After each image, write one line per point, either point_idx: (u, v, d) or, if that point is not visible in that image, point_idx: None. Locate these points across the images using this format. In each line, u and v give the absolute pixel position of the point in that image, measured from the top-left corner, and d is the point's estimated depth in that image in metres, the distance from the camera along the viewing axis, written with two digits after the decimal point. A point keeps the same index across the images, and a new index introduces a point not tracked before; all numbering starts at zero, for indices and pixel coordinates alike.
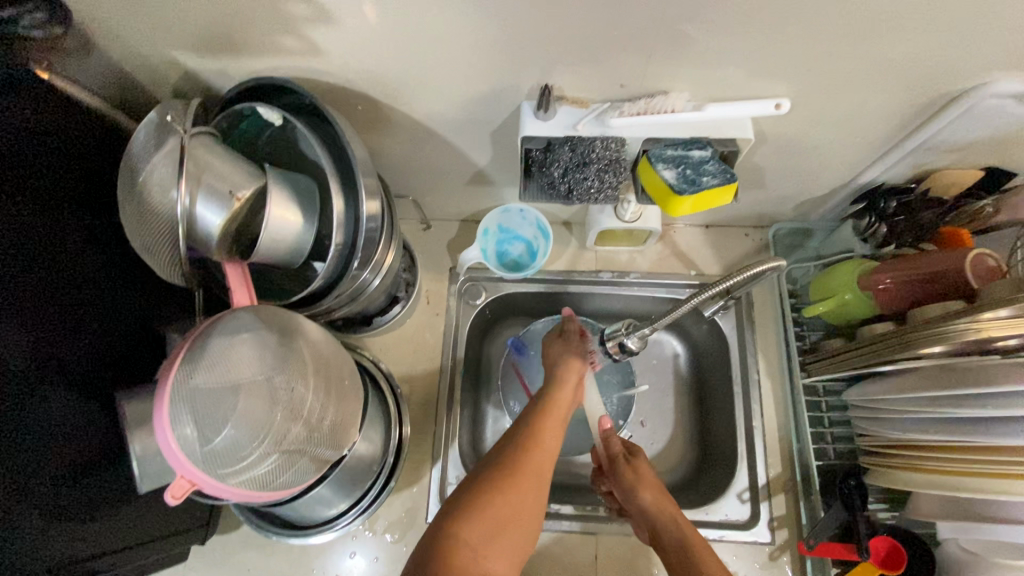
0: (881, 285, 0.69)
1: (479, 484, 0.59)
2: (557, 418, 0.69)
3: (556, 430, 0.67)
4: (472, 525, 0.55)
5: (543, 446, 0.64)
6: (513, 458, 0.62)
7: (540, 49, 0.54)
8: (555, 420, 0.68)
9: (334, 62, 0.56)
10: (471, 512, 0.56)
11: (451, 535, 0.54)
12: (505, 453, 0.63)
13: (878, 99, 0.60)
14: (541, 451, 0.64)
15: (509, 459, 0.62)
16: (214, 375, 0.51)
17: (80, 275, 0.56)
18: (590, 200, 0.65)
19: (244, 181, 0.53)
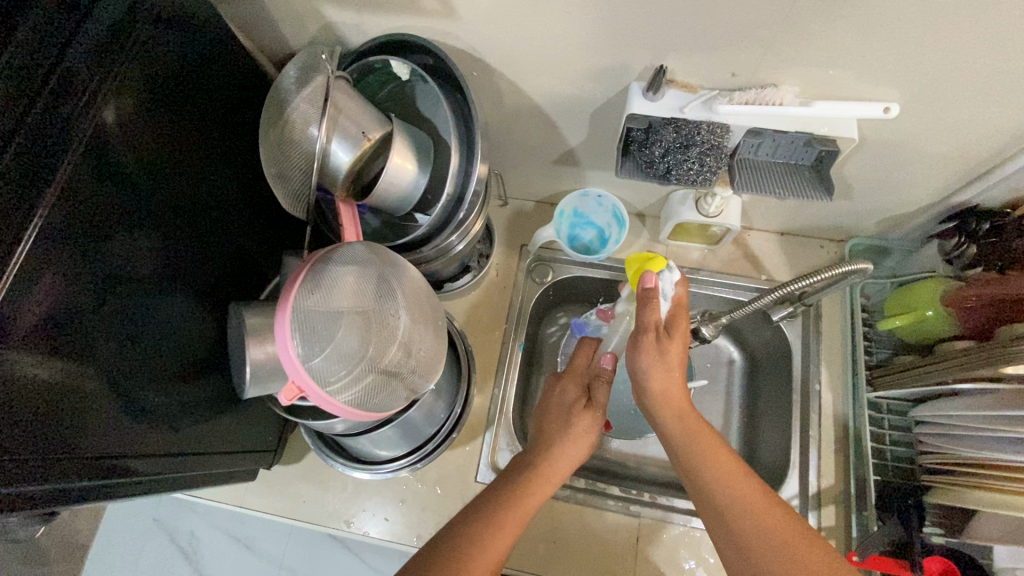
0: (967, 305, 0.68)
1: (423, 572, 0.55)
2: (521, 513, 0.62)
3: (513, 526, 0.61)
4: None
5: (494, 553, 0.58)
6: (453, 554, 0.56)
7: (660, 33, 0.56)
8: (526, 502, 0.63)
9: (464, 27, 0.60)
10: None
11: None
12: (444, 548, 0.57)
13: (987, 116, 0.60)
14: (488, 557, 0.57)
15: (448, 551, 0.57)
16: (323, 299, 0.55)
17: (206, 197, 0.61)
18: (687, 180, 0.67)
19: (373, 125, 0.57)
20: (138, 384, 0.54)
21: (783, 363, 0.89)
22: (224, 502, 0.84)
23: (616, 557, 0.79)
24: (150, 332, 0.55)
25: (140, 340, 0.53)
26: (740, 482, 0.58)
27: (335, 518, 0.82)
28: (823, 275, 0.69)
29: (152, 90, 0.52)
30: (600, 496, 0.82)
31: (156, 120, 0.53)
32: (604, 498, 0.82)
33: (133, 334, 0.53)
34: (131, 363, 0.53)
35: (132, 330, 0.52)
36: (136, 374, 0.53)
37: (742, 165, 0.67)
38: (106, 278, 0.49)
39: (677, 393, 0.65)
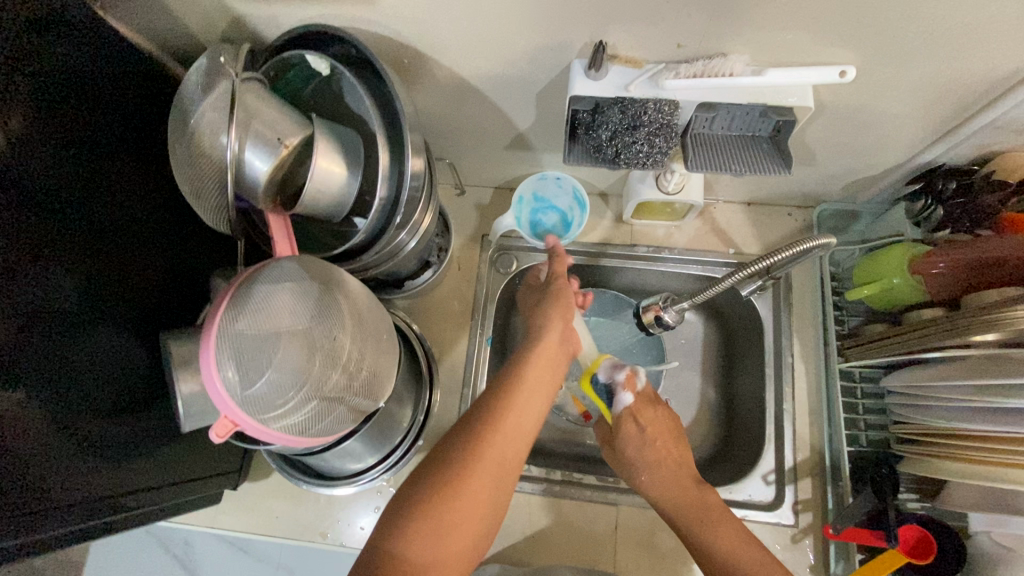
0: (935, 269, 0.66)
1: (433, 483, 0.52)
2: (530, 385, 0.61)
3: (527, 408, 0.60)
4: (434, 509, 0.50)
5: (503, 441, 0.56)
6: (461, 452, 0.54)
7: (595, 6, 0.52)
8: (530, 392, 0.61)
9: (383, 12, 0.55)
10: (426, 499, 0.51)
11: (425, 509, 0.50)
12: (449, 446, 0.55)
13: (948, 72, 0.56)
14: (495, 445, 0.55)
15: (454, 450, 0.54)
16: (256, 322, 0.51)
17: (124, 218, 0.56)
18: (638, 164, 0.63)
19: (290, 129, 0.52)
20: (66, 427, 0.50)
21: (755, 337, 0.88)
22: (196, 524, 0.81)
23: (595, 546, 0.79)
24: (76, 368, 0.51)
25: (64, 383, 0.50)
26: (743, 555, 0.62)
27: (309, 531, 0.80)
28: (785, 253, 0.66)
29: (37, 108, 0.47)
30: (576, 486, 0.81)
31: (47, 140, 0.48)
32: (580, 488, 0.81)
33: (57, 376, 0.49)
34: (59, 408, 0.49)
35: (54, 373, 0.48)
36: (67, 418, 0.50)
37: (697, 141, 0.63)
38: (14, 320, 0.45)
39: (687, 480, 0.70)
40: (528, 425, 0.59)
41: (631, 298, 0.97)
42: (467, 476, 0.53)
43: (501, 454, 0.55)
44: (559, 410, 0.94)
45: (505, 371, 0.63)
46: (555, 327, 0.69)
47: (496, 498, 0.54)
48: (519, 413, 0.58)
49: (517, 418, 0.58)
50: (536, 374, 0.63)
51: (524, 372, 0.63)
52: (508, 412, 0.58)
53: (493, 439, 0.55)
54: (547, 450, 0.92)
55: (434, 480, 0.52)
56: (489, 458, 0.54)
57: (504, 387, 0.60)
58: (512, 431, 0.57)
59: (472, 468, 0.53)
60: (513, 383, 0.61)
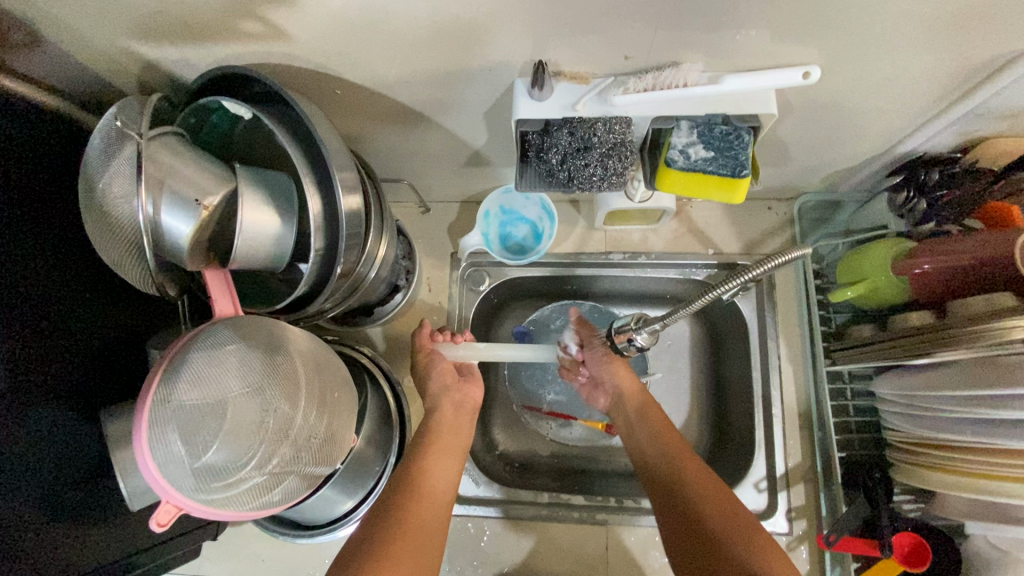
0: (919, 269, 0.62)
1: None
2: (442, 443, 0.68)
3: (443, 459, 0.66)
4: None
5: (429, 499, 0.61)
6: (389, 522, 0.56)
7: (530, 22, 0.47)
8: (442, 447, 0.68)
9: (302, 46, 0.51)
10: None
11: None
12: (384, 515, 0.57)
13: (920, 63, 0.52)
14: (423, 503, 0.60)
15: (385, 525, 0.56)
16: (196, 394, 0.48)
17: (47, 287, 0.52)
18: (592, 186, 0.60)
19: (212, 186, 0.48)
20: (22, 517, 0.47)
21: (740, 339, 0.84)
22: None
23: (588, 568, 0.77)
24: (22, 455, 0.48)
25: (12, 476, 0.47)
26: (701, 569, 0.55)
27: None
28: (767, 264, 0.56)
29: None
30: (564, 508, 0.79)
31: None
32: (568, 509, 0.79)
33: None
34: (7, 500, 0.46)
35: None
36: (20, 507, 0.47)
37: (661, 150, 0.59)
38: None
39: (663, 425, 0.70)
40: (445, 486, 0.64)
41: (611, 304, 0.93)
42: (401, 538, 0.55)
43: (430, 509, 0.60)
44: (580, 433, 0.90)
45: (420, 431, 0.71)
46: (441, 397, 0.75)
47: (434, 546, 0.56)
48: (428, 473, 0.63)
49: (436, 468, 0.65)
50: (446, 430, 0.70)
51: (437, 425, 0.70)
52: (423, 471, 0.64)
53: (423, 497, 0.60)
54: (535, 466, 0.89)
55: (370, 543, 0.53)
56: (421, 513, 0.59)
57: (420, 442, 0.68)
58: (435, 486, 0.62)
59: (407, 517, 0.57)
60: (425, 441, 0.68)
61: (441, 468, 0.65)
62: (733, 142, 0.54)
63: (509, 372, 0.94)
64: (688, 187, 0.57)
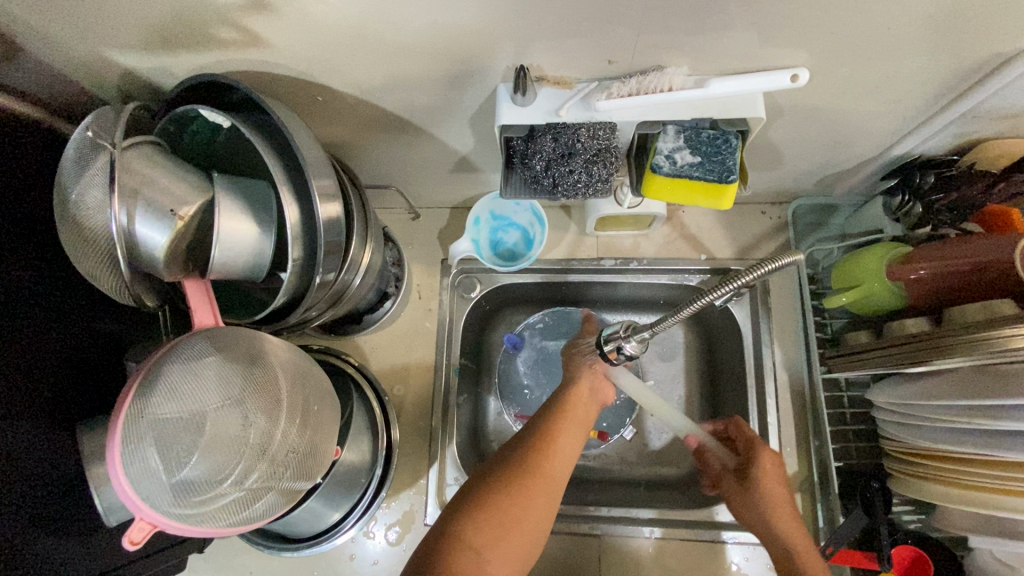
0: (915, 275, 0.61)
1: (473, 510, 0.58)
2: (579, 415, 0.68)
3: (576, 432, 0.66)
4: (469, 540, 0.55)
5: (556, 466, 0.62)
6: (516, 476, 0.60)
7: (511, 27, 0.46)
8: (577, 416, 0.67)
9: (280, 52, 0.50)
10: (467, 519, 0.57)
11: (451, 540, 0.55)
12: (515, 466, 0.61)
13: (913, 65, 0.50)
14: (553, 471, 0.61)
15: (513, 475, 0.60)
16: (173, 406, 0.47)
17: (18, 299, 0.50)
18: (577, 195, 0.59)
19: (188, 195, 0.48)
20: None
21: (735, 345, 0.83)
22: None
23: None
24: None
25: None
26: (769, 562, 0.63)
27: None
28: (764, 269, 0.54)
29: None
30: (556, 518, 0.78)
31: None
32: (561, 519, 0.77)
33: None
34: None
35: None
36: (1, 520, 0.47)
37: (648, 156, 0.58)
38: None
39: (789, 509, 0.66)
40: (566, 457, 0.64)
41: (605, 310, 0.92)
42: (523, 495, 0.59)
43: (541, 514, 0.59)
44: None
45: (553, 398, 0.70)
46: (585, 380, 0.71)
47: (547, 510, 0.60)
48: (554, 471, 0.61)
49: (566, 435, 0.65)
50: (580, 402, 0.69)
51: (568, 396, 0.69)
52: (555, 444, 0.64)
53: (550, 459, 0.62)
54: None
55: (466, 526, 0.56)
56: (546, 477, 0.61)
57: (557, 408, 0.68)
58: (562, 456, 0.63)
59: (531, 478, 0.60)
60: (558, 408, 0.67)
61: (567, 437, 0.65)
62: (722, 147, 0.53)
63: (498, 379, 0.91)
64: (675, 193, 0.55)
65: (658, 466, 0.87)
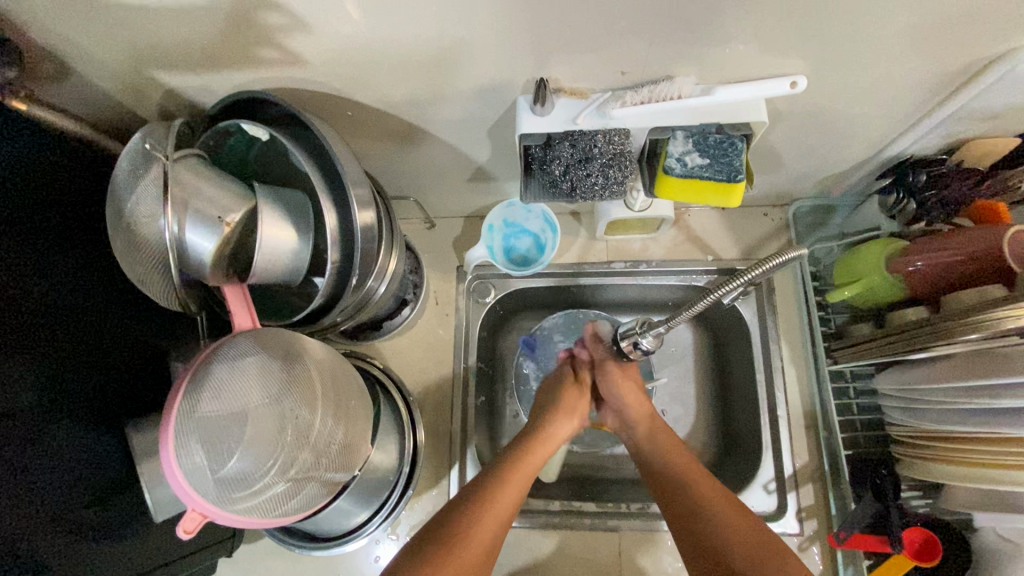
0: (912, 268, 0.64)
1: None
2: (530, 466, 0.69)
3: (525, 480, 0.67)
4: None
5: (487, 528, 0.60)
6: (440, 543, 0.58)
7: (532, 44, 0.50)
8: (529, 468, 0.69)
9: (316, 70, 0.54)
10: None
11: None
12: (440, 532, 0.59)
13: (902, 71, 0.55)
14: (483, 534, 0.60)
15: (436, 542, 0.58)
16: (219, 404, 0.50)
17: (72, 305, 0.53)
18: (594, 197, 0.63)
19: (232, 204, 0.51)
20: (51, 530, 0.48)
21: (742, 342, 0.86)
22: None
23: None
24: (55, 466, 0.49)
25: (45, 487, 0.48)
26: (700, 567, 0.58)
27: None
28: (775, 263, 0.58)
29: None
30: (576, 515, 0.79)
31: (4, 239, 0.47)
32: (580, 516, 0.79)
33: (34, 480, 0.47)
34: (40, 511, 0.48)
35: (32, 478, 0.47)
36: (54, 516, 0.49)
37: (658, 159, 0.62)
38: None
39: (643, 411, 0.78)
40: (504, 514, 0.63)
41: (615, 313, 0.95)
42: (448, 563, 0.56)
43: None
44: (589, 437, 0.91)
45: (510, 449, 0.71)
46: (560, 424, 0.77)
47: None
48: (493, 519, 0.61)
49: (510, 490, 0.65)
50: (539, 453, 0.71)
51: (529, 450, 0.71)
52: (498, 502, 0.63)
53: (481, 524, 0.60)
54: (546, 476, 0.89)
55: None
56: (477, 541, 0.59)
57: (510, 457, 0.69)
58: (498, 516, 0.62)
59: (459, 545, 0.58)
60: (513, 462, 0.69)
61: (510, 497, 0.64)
62: (728, 149, 0.57)
63: (515, 381, 0.93)
64: (687, 192, 0.59)
65: None
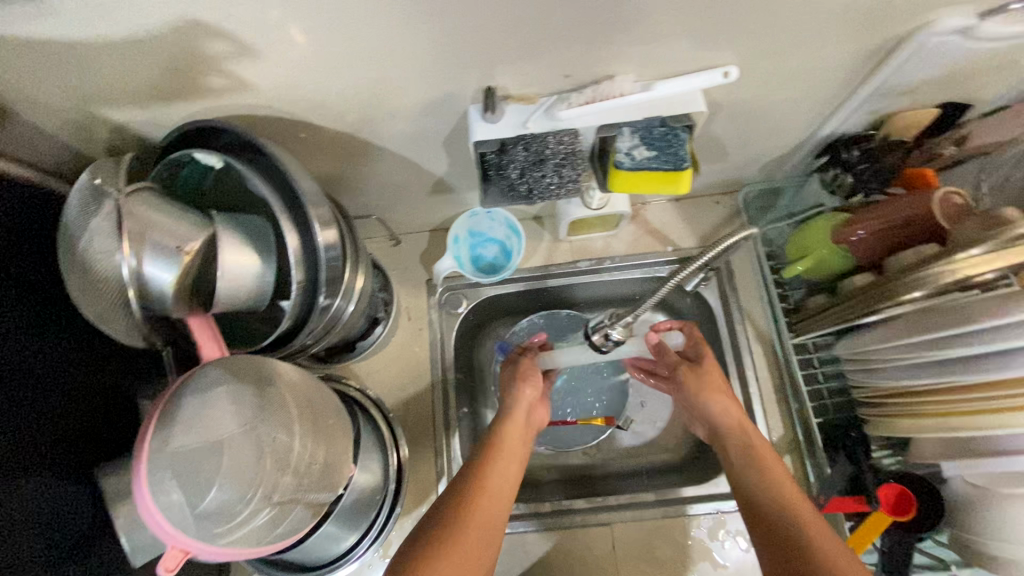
0: (854, 237, 0.68)
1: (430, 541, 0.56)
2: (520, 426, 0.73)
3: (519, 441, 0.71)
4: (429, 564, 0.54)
5: (495, 477, 0.65)
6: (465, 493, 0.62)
7: (477, 53, 0.52)
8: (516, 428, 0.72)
9: (265, 94, 0.55)
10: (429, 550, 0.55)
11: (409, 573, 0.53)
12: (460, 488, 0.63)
13: (824, 55, 0.59)
14: (493, 482, 0.64)
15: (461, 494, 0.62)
16: (194, 436, 0.50)
17: (26, 353, 0.51)
18: (551, 197, 0.66)
19: (190, 233, 0.50)
20: None
21: (710, 327, 0.89)
22: None
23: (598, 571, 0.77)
24: (15, 524, 0.47)
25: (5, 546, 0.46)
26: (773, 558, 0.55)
27: None
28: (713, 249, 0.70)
29: None
30: (568, 514, 0.80)
31: None
32: (572, 515, 0.79)
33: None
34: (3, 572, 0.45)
35: None
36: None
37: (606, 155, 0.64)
38: None
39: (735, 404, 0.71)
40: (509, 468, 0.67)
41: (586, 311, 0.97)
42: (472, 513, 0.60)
43: (485, 525, 0.59)
44: (578, 436, 0.91)
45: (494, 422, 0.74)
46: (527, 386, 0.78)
47: (490, 527, 0.60)
48: (497, 468, 0.66)
49: (509, 445, 0.70)
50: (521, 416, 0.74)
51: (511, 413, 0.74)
52: (496, 455, 0.68)
53: (488, 471, 0.65)
54: (535, 479, 0.90)
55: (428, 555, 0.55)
56: (489, 488, 0.63)
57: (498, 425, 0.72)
58: (506, 464, 0.67)
59: (479, 491, 0.62)
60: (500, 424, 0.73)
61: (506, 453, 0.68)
62: (672, 141, 0.59)
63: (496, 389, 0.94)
64: (638, 184, 0.62)
65: (653, 454, 0.91)
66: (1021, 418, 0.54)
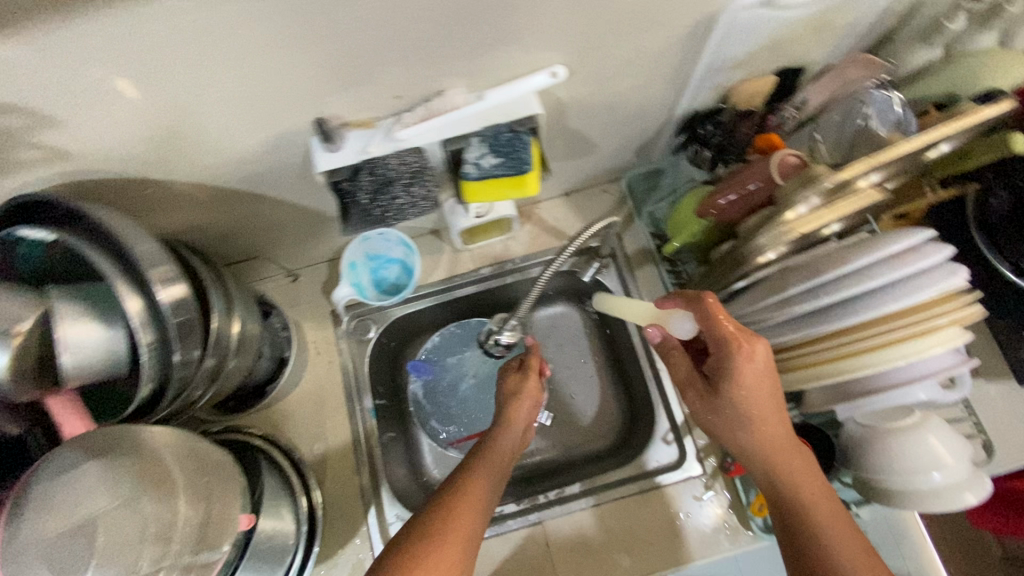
0: (715, 208, 0.70)
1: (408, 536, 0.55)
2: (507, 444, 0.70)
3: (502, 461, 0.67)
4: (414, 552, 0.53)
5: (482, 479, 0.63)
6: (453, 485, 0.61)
7: (296, 86, 0.52)
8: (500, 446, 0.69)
9: (87, 157, 0.53)
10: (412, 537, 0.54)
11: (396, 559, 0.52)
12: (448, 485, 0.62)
13: (647, 41, 0.61)
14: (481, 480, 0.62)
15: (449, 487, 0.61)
16: (58, 520, 0.48)
17: None
18: (405, 216, 0.67)
19: (21, 311, 0.48)
20: None
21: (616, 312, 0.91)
22: None
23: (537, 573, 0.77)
24: None
25: None
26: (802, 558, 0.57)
27: None
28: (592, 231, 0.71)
29: None
30: (500, 521, 0.79)
31: None
32: (504, 521, 0.79)
33: None
34: None
35: None
36: None
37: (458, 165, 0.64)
38: None
39: (771, 417, 0.60)
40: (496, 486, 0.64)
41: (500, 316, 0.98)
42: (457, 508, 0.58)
43: (473, 517, 0.58)
44: None
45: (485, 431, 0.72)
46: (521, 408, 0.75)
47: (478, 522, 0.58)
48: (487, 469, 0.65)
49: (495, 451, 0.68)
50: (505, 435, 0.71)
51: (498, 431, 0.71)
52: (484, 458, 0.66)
53: (479, 468, 0.65)
54: None
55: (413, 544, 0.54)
56: (476, 482, 0.62)
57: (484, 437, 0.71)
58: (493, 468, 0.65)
59: (467, 483, 0.62)
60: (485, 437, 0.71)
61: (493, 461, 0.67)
62: (517, 145, 0.61)
63: (416, 409, 0.94)
64: (489, 192, 0.65)
65: (584, 444, 0.93)
66: (872, 357, 0.59)
